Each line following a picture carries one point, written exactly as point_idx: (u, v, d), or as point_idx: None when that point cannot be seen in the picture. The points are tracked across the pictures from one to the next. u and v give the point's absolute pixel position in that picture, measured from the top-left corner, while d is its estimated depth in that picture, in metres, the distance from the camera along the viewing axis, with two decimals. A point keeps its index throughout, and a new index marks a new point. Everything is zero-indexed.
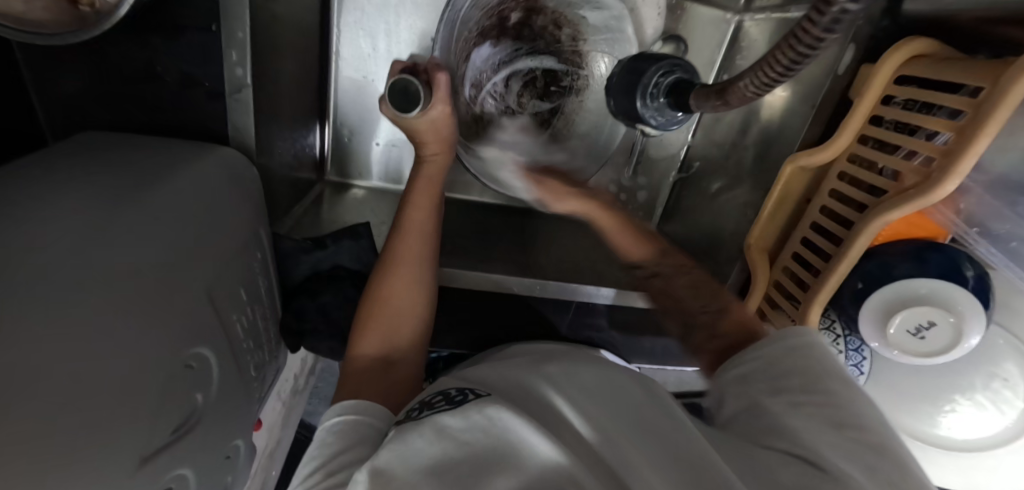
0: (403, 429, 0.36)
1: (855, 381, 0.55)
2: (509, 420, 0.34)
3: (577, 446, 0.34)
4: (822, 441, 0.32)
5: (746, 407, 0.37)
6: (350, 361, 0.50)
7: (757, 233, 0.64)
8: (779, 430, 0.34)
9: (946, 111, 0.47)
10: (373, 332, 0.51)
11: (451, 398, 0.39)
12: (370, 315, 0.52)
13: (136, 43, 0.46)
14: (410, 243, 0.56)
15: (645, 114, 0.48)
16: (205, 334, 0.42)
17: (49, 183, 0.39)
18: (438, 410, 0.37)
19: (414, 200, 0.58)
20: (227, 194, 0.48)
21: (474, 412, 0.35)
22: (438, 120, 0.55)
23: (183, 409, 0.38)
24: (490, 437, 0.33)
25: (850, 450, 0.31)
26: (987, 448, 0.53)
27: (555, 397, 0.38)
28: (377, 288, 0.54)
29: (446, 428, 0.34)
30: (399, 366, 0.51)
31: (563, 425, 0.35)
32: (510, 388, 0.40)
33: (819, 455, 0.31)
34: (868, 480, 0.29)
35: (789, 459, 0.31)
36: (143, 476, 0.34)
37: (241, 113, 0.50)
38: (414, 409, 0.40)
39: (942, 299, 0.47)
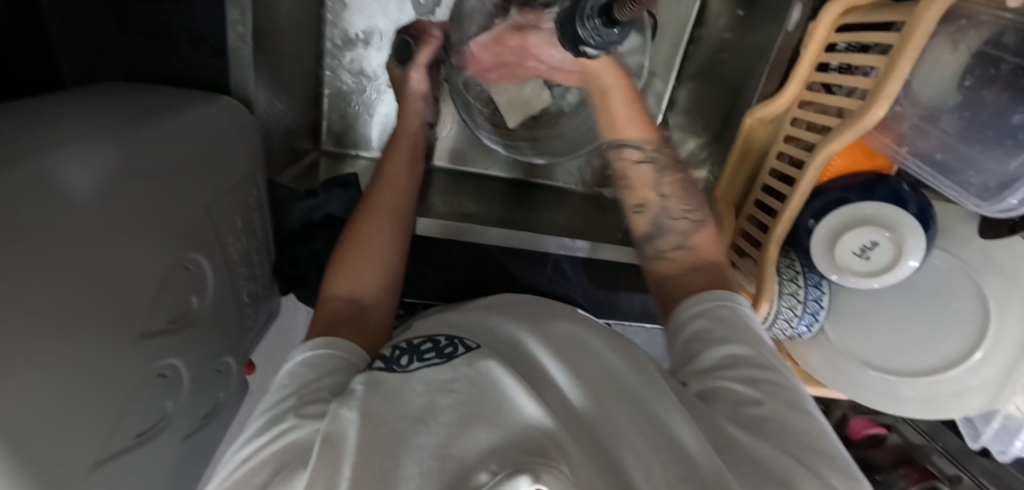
0: (391, 376, 0.37)
1: (816, 315, 0.59)
2: (500, 377, 0.35)
3: (564, 405, 0.36)
4: (785, 429, 0.35)
5: (712, 383, 0.39)
6: (320, 304, 0.50)
7: (724, 187, 0.67)
8: (752, 417, 0.36)
9: (879, 49, 0.51)
10: (346, 273, 0.52)
11: (440, 348, 0.40)
12: (344, 252, 0.53)
13: (151, 4, 0.53)
14: (386, 192, 0.59)
15: (582, 32, 0.40)
16: (201, 245, 0.46)
17: (65, 107, 0.45)
18: (428, 362, 0.38)
19: (391, 158, 0.63)
20: (230, 133, 0.53)
21: (464, 365, 0.37)
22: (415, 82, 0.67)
23: (178, 306, 0.43)
24: (478, 386, 0.34)
25: (809, 440, 0.34)
26: (939, 371, 0.54)
27: (546, 357, 0.40)
28: (353, 231, 0.55)
29: (437, 379, 0.36)
30: (371, 303, 0.51)
31: (549, 386, 0.37)
32: (500, 341, 0.42)
33: (788, 441, 0.34)
34: (826, 469, 0.32)
35: (762, 443, 0.34)
36: (138, 349, 0.38)
37: (241, 68, 0.55)
38: (399, 357, 0.40)
39: (885, 219, 0.50)
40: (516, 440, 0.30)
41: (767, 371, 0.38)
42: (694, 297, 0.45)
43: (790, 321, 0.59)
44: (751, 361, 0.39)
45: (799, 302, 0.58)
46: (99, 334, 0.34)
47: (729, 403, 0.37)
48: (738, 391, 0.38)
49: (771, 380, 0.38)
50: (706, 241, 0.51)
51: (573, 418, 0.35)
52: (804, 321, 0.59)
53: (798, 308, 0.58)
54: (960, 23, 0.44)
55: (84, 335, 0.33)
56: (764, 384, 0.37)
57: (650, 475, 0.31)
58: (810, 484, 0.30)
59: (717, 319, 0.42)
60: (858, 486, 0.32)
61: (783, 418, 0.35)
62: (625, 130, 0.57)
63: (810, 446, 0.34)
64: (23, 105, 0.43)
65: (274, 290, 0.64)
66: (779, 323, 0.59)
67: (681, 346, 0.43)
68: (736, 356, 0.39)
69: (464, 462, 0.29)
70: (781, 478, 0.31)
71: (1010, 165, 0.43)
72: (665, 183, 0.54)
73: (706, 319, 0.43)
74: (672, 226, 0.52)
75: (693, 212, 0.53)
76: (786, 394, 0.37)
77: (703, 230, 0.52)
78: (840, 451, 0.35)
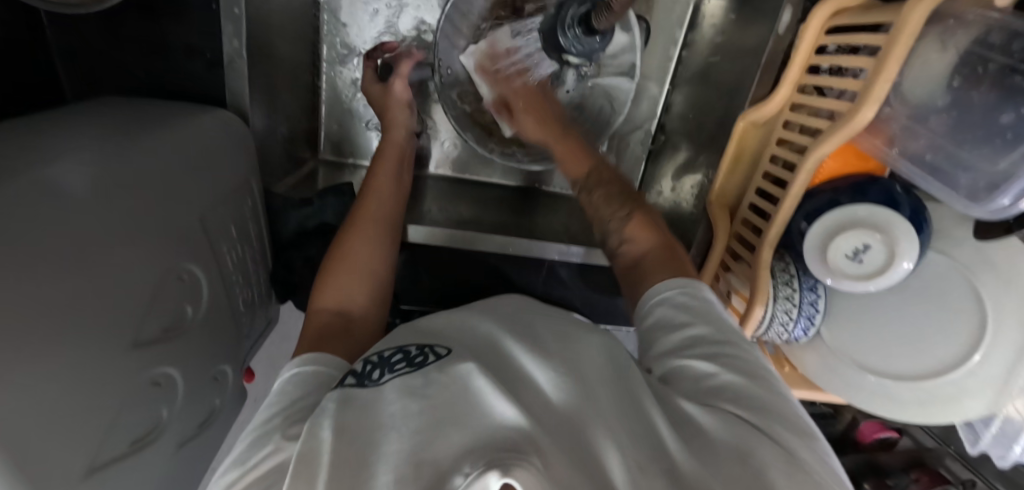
0: (365, 392, 0.36)
1: (811, 319, 0.59)
2: (475, 379, 0.35)
3: (545, 407, 0.34)
4: (742, 396, 0.37)
5: (674, 366, 0.41)
6: (313, 314, 0.51)
7: (718, 191, 0.67)
8: (711, 389, 0.38)
9: (868, 51, 0.51)
10: (335, 286, 0.53)
11: (411, 358, 0.39)
12: (335, 262, 0.54)
13: (148, 20, 0.55)
14: (372, 206, 0.60)
15: (564, 42, 0.42)
16: (195, 255, 0.47)
17: (63, 122, 0.46)
18: (399, 371, 0.37)
19: (376, 171, 0.64)
20: (225, 144, 0.54)
21: (437, 372, 0.36)
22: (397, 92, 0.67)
23: (172, 315, 0.43)
24: (450, 392, 0.34)
25: (764, 404, 0.36)
26: (938, 374, 0.53)
27: (525, 357, 0.38)
28: (343, 243, 0.56)
29: (411, 387, 0.35)
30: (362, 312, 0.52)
31: (530, 387, 0.36)
32: (482, 344, 0.41)
33: (746, 410, 0.36)
34: (780, 430, 0.34)
35: (720, 416, 0.35)
36: (132, 358, 0.39)
37: (235, 80, 0.57)
38: (370, 371, 0.39)
39: (877, 222, 0.49)
40: (488, 441, 0.29)
41: (724, 345, 0.40)
42: (659, 283, 0.46)
43: (787, 325, 0.59)
44: (711, 338, 0.40)
45: (794, 306, 0.58)
46: (92, 344, 0.35)
47: (691, 380, 0.39)
48: (699, 370, 0.39)
49: (728, 353, 0.39)
50: (638, 230, 0.52)
51: (551, 413, 0.34)
52: (800, 325, 0.59)
53: (794, 311, 0.58)
54: (948, 23, 0.44)
55: (75, 345, 0.34)
56: (722, 359, 0.39)
57: (625, 455, 0.31)
58: (767, 449, 0.32)
59: (673, 300, 0.44)
60: (811, 442, 0.34)
61: (740, 388, 0.37)
62: (572, 168, 0.62)
63: (766, 410, 0.36)
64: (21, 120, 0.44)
65: (271, 298, 0.64)
66: (774, 328, 0.59)
67: (645, 331, 0.45)
68: (697, 335, 0.41)
69: (440, 467, 0.28)
70: (741, 448, 0.32)
71: (1000, 166, 0.43)
72: (592, 201, 0.59)
73: (664, 303, 0.44)
74: (612, 228, 0.55)
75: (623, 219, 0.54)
76: (741, 362, 0.39)
77: (634, 222, 0.53)
78: (795, 408, 0.37)
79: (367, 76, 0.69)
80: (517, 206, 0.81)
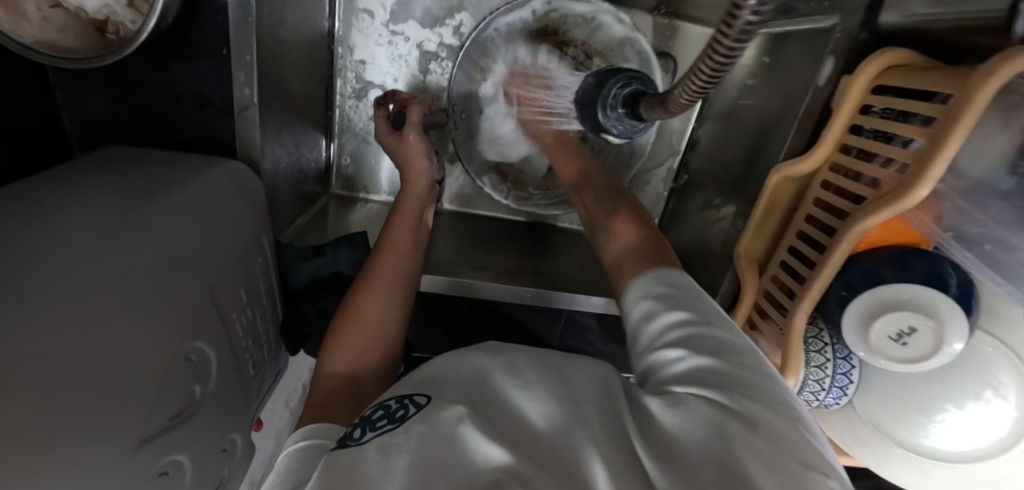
0: (346, 453, 0.32)
1: (844, 390, 0.56)
2: (461, 426, 0.31)
3: (533, 441, 0.31)
4: (716, 376, 0.35)
5: (651, 361, 0.39)
6: (319, 379, 0.48)
7: (746, 244, 0.64)
8: (683, 375, 0.36)
9: (920, 118, 0.47)
10: (344, 349, 0.50)
11: (391, 412, 0.34)
12: (344, 327, 0.52)
13: (155, 68, 0.52)
14: (385, 264, 0.58)
15: (606, 123, 0.39)
16: (204, 329, 0.45)
17: (66, 188, 0.44)
18: (381, 432, 0.32)
19: (393, 222, 0.62)
20: (235, 201, 0.51)
21: (420, 424, 0.32)
22: (412, 144, 0.64)
23: (180, 399, 0.41)
24: (436, 448, 0.30)
25: (738, 383, 0.34)
26: (979, 458, 0.51)
27: (511, 388, 0.34)
28: (353, 303, 0.54)
29: (391, 446, 0.31)
30: (369, 384, 0.49)
31: (514, 421, 0.32)
32: (462, 377, 0.35)
33: (716, 388, 0.34)
34: (756, 409, 0.32)
35: (690, 402, 0.33)
36: (139, 456, 0.37)
37: (246, 129, 0.54)
38: (352, 431, 0.35)
39: (923, 304, 0.47)
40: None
41: (697, 329, 0.38)
42: (640, 279, 0.46)
43: (817, 394, 0.57)
44: (685, 321, 0.39)
45: (827, 376, 0.55)
46: (97, 455, 0.33)
47: (664, 371, 0.37)
48: (671, 357, 0.38)
49: (701, 336, 0.37)
50: (625, 237, 0.53)
51: (539, 449, 0.31)
52: (831, 394, 0.56)
53: (826, 381, 0.56)
54: (1012, 99, 0.40)
55: (83, 461, 0.32)
56: (695, 341, 0.38)
57: (608, 468, 0.29)
58: (739, 435, 0.30)
59: (651, 289, 0.44)
60: (790, 420, 0.32)
61: (712, 369, 0.35)
62: (566, 172, 0.66)
63: (740, 387, 0.34)
64: (22, 193, 0.42)
65: (281, 349, 0.63)
66: (805, 395, 0.57)
67: (627, 329, 0.44)
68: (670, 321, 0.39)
69: None
70: (714, 444, 0.30)
71: None
72: (584, 203, 0.63)
73: (643, 293, 0.44)
74: (603, 230, 0.57)
75: (619, 228, 0.55)
76: (715, 343, 0.37)
77: (620, 221, 0.55)
78: (776, 387, 0.35)
79: (379, 126, 0.66)
80: (531, 245, 0.78)
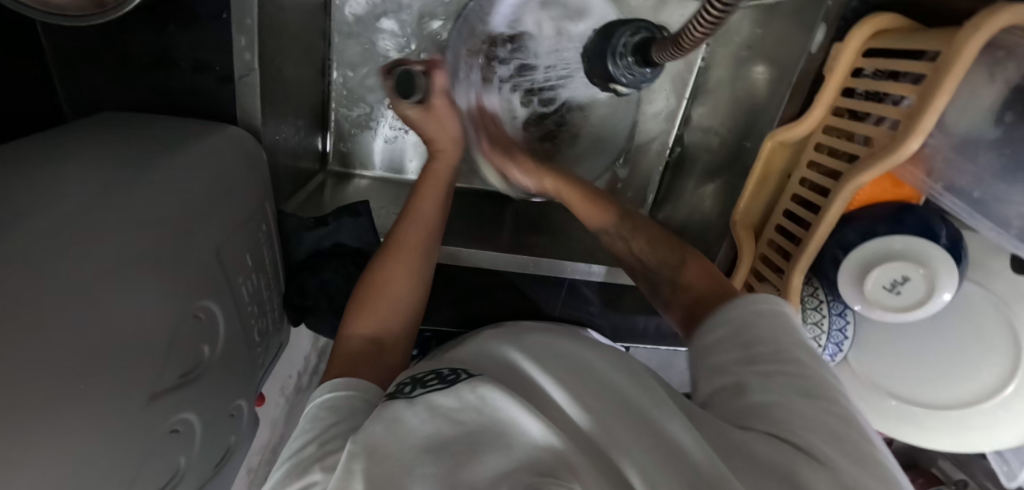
0: (396, 403, 0.34)
1: (839, 346, 0.58)
2: (498, 400, 0.33)
3: (572, 429, 0.34)
4: (792, 414, 0.33)
5: (720, 388, 0.38)
6: (344, 342, 0.48)
7: (742, 211, 0.66)
8: (753, 406, 0.35)
9: (911, 78, 0.49)
10: (369, 311, 0.50)
11: (443, 376, 0.38)
12: (363, 300, 0.51)
13: (153, 32, 0.51)
14: (411, 236, 0.55)
15: (614, 73, 0.41)
16: (211, 289, 0.44)
17: (66, 147, 0.43)
18: (429, 388, 0.35)
19: (421, 192, 0.58)
20: (238, 167, 0.51)
21: (467, 391, 0.34)
22: (442, 112, 0.58)
23: (190, 357, 0.41)
24: (480, 416, 0.32)
25: (823, 423, 0.32)
26: (967, 405, 0.53)
27: (541, 374, 0.39)
28: (375, 273, 0.53)
29: (440, 406, 0.33)
30: (391, 351, 0.49)
31: (552, 404, 0.36)
32: (500, 368, 0.41)
33: (796, 431, 0.32)
34: (831, 452, 0.30)
35: (756, 433, 0.32)
36: (150, 410, 0.36)
37: (247, 96, 0.53)
38: (401, 386, 0.37)
39: (915, 254, 0.49)
40: (526, 463, 0.29)
41: (782, 359, 0.36)
42: (749, 298, 0.42)
43: (813, 351, 0.58)
44: (758, 354, 0.37)
45: (822, 332, 0.57)
46: (108, 405, 0.32)
47: (732, 398, 0.37)
48: (736, 387, 0.37)
49: (782, 369, 0.36)
50: (706, 286, 0.48)
51: (579, 437, 0.33)
52: (827, 351, 0.58)
53: (822, 338, 0.58)
54: (998, 54, 0.41)
55: (93, 402, 0.31)
56: (768, 374, 0.36)
57: (645, 471, 0.30)
58: (809, 470, 0.29)
59: (733, 310, 0.42)
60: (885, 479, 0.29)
61: (791, 404, 0.34)
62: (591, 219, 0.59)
63: (819, 428, 0.32)
64: (16, 150, 0.40)
65: (283, 321, 0.62)
66: None
67: (703, 347, 0.42)
68: (757, 351, 0.37)
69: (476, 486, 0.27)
70: (774, 469, 0.29)
71: None
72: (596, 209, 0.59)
73: (711, 322, 0.43)
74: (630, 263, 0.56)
75: (689, 271, 0.51)
76: (799, 382, 0.35)
77: (692, 267, 0.51)
78: (872, 446, 0.31)
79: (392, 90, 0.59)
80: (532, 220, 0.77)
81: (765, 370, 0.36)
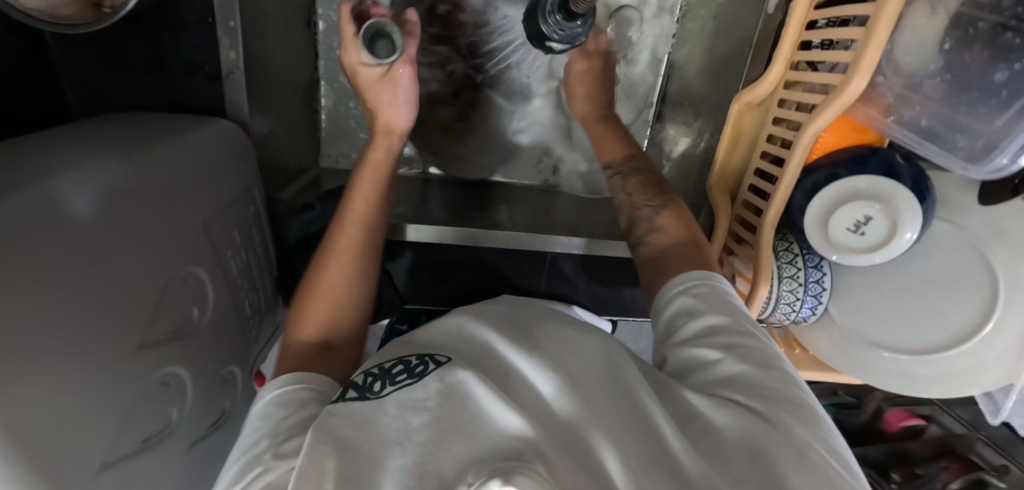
0: (363, 403, 0.32)
1: (819, 298, 0.58)
2: (473, 388, 0.32)
3: (547, 416, 0.32)
4: (753, 385, 0.38)
5: (688, 359, 0.42)
6: (287, 347, 0.43)
7: (717, 175, 0.67)
8: (720, 378, 0.39)
9: (859, 22, 0.50)
10: (314, 310, 0.45)
11: (411, 367, 0.34)
12: (305, 301, 0.46)
13: (148, 36, 0.56)
14: (345, 233, 0.49)
15: (546, 31, 0.44)
16: (199, 258, 0.48)
17: (69, 135, 0.48)
18: (398, 382, 0.33)
19: (356, 187, 0.52)
20: (226, 152, 0.55)
21: (435, 381, 0.32)
22: (402, 81, 0.53)
23: (178, 317, 0.45)
24: (455, 404, 0.31)
25: (774, 392, 0.37)
26: (947, 346, 0.52)
27: (518, 359, 0.35)
28: (314, 273, 0.47)
29: (411, 399, 0.31)
30: (344, 346, 0.45)
31: (527, 392, 0.33)
32: (475, 347, 0.37)
33: (753, 398, 0.37)
34: (784, 417, 0.35)
35: (729, 407, 0.36)
36: (138, 357, 0.40)
37: (234, 91, 0.58)
38: (369, 381, 0.34)
39: (875, 192, 0.49)
40: (496, 451, 0.28)
41: (737, 334, 0.41)
42: (698, 278, 0.46)
43: (793, 306, 0.58)
44: (725, 329, 0.41)
45: (799, 285, 0.57)
46: (97, 345, 0.36)
47: (699, 371, 0.40)
48: (706, 359, 0.40)
49: (741, 344, 0.40)
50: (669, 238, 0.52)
51: (552, 424, 0.32)
52: (808, 304, 0.58)
53: (800, 291, 0.57)
54: None
55: (83, 340, 0.35)
56: (732, 349, 0.40)
57: (626, 465, 0.30)
58: (777, 443, 0.33)
59: (705, 294, 0.45)
60: (822, 436, 0.35)
61: (752, 376, 0.38)
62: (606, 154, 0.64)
63: (773, 397, 0.37)
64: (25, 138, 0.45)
65: (279, 302, 0.66)
66: (780, 309, 0.58)
67: (664, 324, 0.46)
68: (715, 327, 0.42)
69: (444, 479, 0.26)
70: (749, 443, 0.33)
71: (997, 123, 0.42)
72: (625, 185, 0.60)
73: (675, 301, 0.46)
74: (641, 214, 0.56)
75: (661, 231, 0.53)
76: (755, 355, 0.40)
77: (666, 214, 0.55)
78: (807, 400, 0.38)
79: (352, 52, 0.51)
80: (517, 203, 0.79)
81: (727, 344, 0.40)
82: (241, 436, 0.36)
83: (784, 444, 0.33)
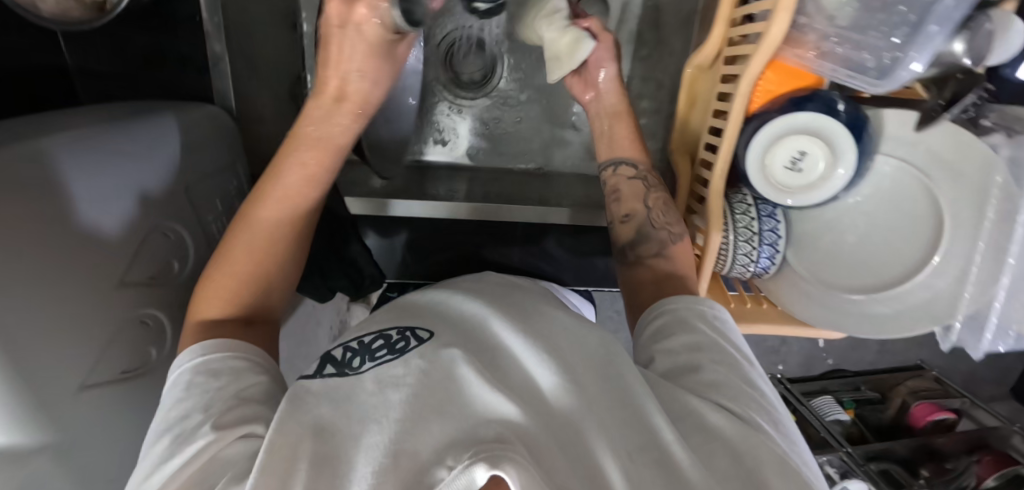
0: (344, 380, 0.36)
1: (775, 247, 0.57)
2: (457, 369, 0.34)
3: (529, 396, 0.34)
4: (734, 390, 0.39)
5: (671, 362, 0.42)
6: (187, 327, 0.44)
7: (678, 138, 0.69)
8: (702, 380, 0.40)
9: None
10: (215, 290, 0.45)
11: (391, 343, 0.38)
12: (209, 280, 0.46)
13: (143, 33, 0.64)
14: (264, 214, 0.47)
15: None
16: (180, 217, 0.54)
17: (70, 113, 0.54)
18: (378, 360, 0.36)
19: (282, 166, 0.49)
20: (212, 129, 0.61)
21: (417, 359, 0.35)
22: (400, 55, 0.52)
23: (157, 264, 0.50)
24: (442, 383, 0.33)
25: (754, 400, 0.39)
26: (901, 279, 0.52)
27: (506, 339, 0.38)
28: (222, 255, 0.46)
29: (389, 375, 0.34)
30: (262, 320, 0.47)
31: (508, 377, 0.35)
32: (461, 322, 0.41)
33: (732, 402, 0.38)
34: (757, 419, 0.37)
35: (718, 409, 0.37)
36: (119, 293, 0.45)
37: (221, 78, 0.66)
38: (350, 361, 0.38)
39: (811, 129, 0.51)
40: (477, 433, 0.30)
41: (721, 349, 0.42)
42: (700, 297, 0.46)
43: (751, 256, 0.57)
44: (711, 342, 0.43)
45: (755, 234, 0.56)
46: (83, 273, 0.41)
47: (686, 373, 0.41)
48: (688, 364, 0.41)
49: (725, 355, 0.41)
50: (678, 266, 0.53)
51: (541, 412, 0.33)
52: (765, 254, 0.58)
53: (756, 240, 0.57)
54: None
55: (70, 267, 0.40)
56: (718, 359, 0.41)
57: (624, 466, 0.31)
58: (762, 447, 0.34)
59: (697, 308, 0.46)
60: (789, 440, 0.38)
61: (734, 385, 0.39)
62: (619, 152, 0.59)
63: (751, 405, 0.38)
64: None
65: None
66: (739, 261, 0.58)
67: (648, 333, 0.46)
68: (701, 340, 0.43)
69: (421, 460, 0.29)
70: (738, 447, 0.34)
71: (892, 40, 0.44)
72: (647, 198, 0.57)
73: (669, 311, 0.46)
74: (654, 234, 0.54)
75: (669, 255, 0.53)
76: (735, 365, 0.41)
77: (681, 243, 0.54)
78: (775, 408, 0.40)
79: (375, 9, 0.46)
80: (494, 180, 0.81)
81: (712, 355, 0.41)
82: (162, 408, 0.39)
83: (768, 451, 0.34)
